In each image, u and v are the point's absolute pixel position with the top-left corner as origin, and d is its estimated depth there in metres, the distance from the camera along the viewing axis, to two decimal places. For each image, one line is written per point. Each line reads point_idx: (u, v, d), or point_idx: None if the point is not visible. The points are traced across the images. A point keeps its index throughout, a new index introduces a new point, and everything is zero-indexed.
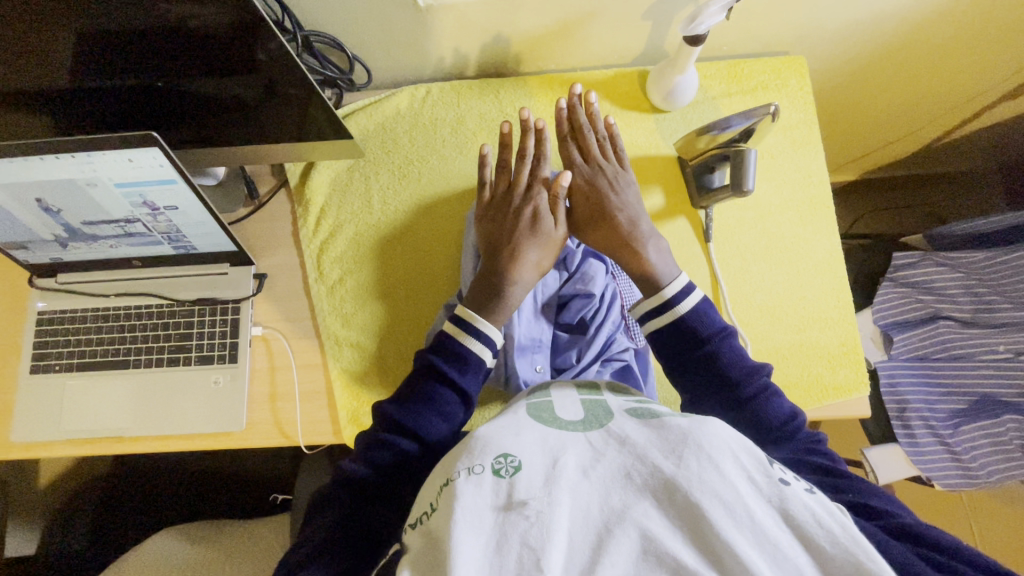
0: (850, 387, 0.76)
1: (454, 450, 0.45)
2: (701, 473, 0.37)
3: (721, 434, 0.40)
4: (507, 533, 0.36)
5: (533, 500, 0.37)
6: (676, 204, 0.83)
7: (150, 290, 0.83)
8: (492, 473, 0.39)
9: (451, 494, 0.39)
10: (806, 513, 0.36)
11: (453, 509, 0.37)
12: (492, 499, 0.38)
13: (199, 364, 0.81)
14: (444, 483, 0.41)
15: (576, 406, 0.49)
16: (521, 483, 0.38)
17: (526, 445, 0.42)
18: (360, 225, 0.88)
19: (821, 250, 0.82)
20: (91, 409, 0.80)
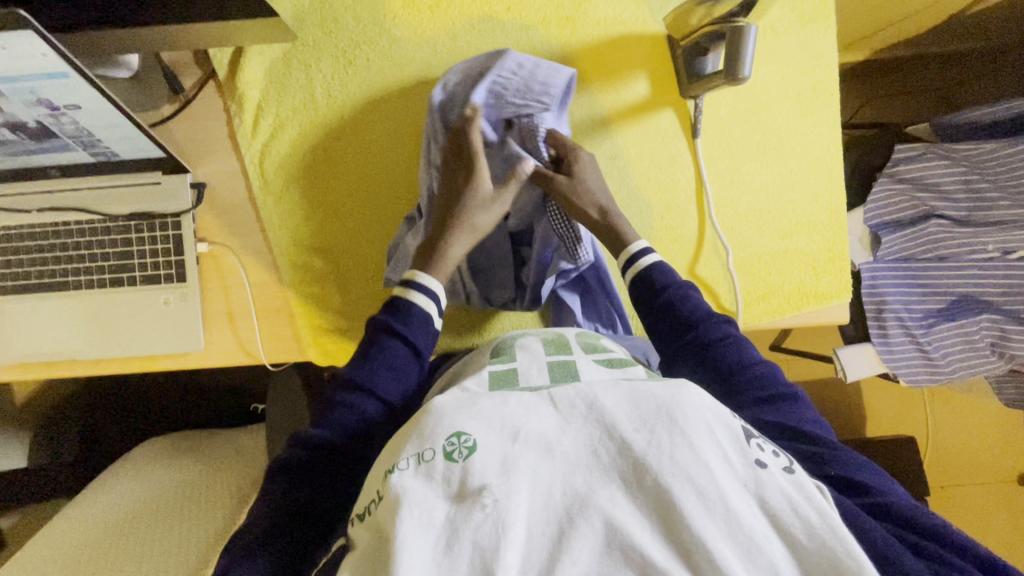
0: (831, 294, 0.73)
1: (402, 428, 0.41)
2: (673, 452, 0.35)
3: (699, 408, 0.38)
4: (463, 527, 0.33)
5: (490, 492, 0.34)
6: (663, 93, 0.74)
7: (77, 204, 0.75)
8: (443, 457, 0.36)
9: (400, 487, 0.35)
10: (778, 496, 0.35)
11: (400, 505, 0.34)
12: (443, 489, 0.35)
13: (146, 284, 0.76)
14: (390, 470, 0.38)
15: (542, 374, 0.49)
16: (476, 468, 0.35)
17: (482, 417, 0.38)
18: (305, 123, 0.78)
19: (820, 145, 0.74)
20: (38, 334, 0.76)
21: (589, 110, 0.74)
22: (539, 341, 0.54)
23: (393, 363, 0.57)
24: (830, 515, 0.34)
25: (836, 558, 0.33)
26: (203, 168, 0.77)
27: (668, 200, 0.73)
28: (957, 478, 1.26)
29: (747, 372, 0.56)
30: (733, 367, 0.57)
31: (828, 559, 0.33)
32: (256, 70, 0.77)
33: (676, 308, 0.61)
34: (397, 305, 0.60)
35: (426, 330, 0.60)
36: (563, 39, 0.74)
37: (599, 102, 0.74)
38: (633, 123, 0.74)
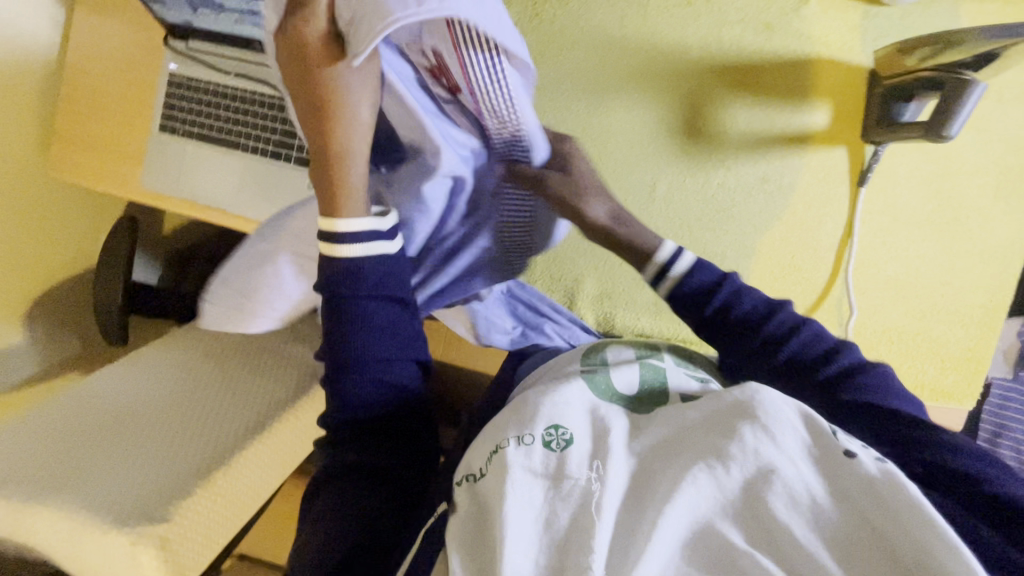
0: (952, 394, 0.66)
1: (497, 419, 0.45)
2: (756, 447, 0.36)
3: (785, 409, 0.37)
4: (563, 507, 0.36)
5: (585, 477, 0.37)
6: (841, 129, 0.69)
7: (265, 79, 0.84)
8: (542, 445, 0.39)
9: (504, 463, 0.38)
10: (858, 483, 0.34)
11: (506, 486, 0.37)
12: (539, 469, 0.38)
13: (298, 164, 0.84)
14: (492, 451, 0.41)
15: (634, 374, 0.50)
16: (574, 458, 0.38)
17: (581, 419, 0.42)
18: None
19: (1004, 234, 0.66)
20: (204, 180, 0.87)
21: (755, 126, 0.71)
22: (631, 350, 0.55)
23: (393, 313, 0.52)
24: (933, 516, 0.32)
25: (933, 538, 0.31)
26: None
27: (806, 241, 0.70)
28: None
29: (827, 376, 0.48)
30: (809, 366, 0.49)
31: (926, 545, 0.31)
32: None
33: (728, 313, 0.52)
34: (363, 270, 0.49)
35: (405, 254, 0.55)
36: (756, 44, 0.70)
37: (769, 121, 0.70)
38: (797, 152, 0.70)
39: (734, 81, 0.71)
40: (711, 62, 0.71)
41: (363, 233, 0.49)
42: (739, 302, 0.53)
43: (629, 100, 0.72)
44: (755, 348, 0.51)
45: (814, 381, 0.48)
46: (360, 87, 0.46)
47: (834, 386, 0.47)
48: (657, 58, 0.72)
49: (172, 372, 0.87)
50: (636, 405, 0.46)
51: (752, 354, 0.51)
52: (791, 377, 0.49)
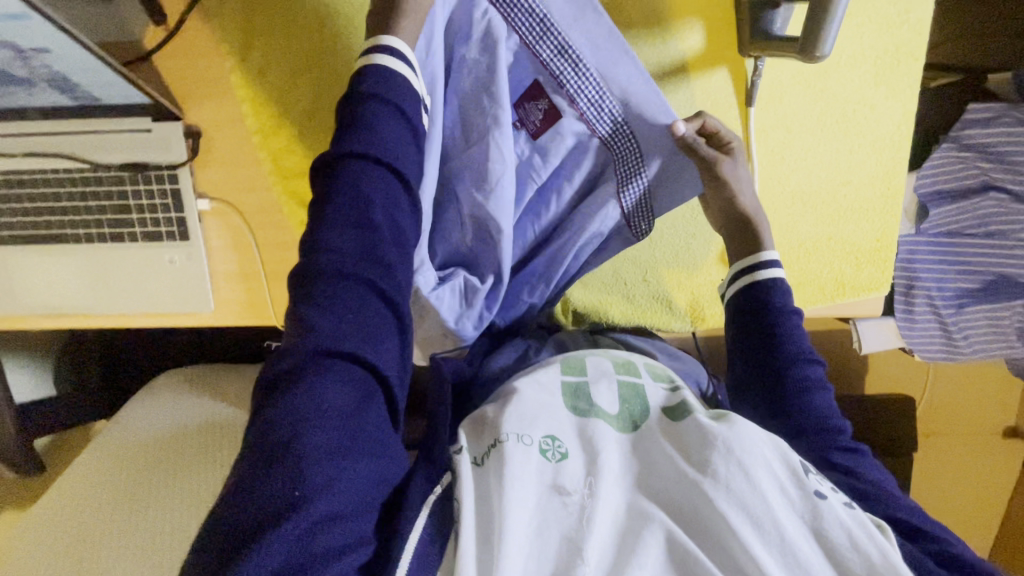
0: (869, 286, 0.69)
1: (489, 418, 0.53)
2: (730, 480, 0.44)
3: (766, 442, 0.47)
4: (559, 514, 0.44)
5: (581, 493, 0.45)
6: (719, 48, 0.64)
7: (61, 152, 0.68)
8: (540, 451, 0.48)
9: (504, 453, 0.47)
10: (837, 524, 0.43)
11: (505, 479, 0.45)
12: (538, 476, 0.47)
13: (147, 240, 0.72)
14: (491, 444, 0.50)
15: (613, 392, 0.56)
16: (566, 471, 0.47)
17: (572, 434, 0.51)
18: (305, 67, 0.68)
19: (891, 119, 0.65)
20: (44, 286, 0.74)
21: None
22: (608, 363, 0.60)
23: (380, 319, 0.49)
24: (887, 552, 0.42)
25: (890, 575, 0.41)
26: (193, 114, 0.69)
27: None
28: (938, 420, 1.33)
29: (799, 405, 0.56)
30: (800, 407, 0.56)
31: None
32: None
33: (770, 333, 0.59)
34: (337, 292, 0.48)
35: (387, 239, 0.51)
36: None
37: (644, 58, 0.64)
38: (678, 85, 0.65)
39: None
40: None
41: (340, 244, 0.49)
42: (770, 295, 0.60)
43: None
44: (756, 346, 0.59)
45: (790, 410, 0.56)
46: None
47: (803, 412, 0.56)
48: None
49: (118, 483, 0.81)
50: (619, 422, 0.53)
51: (756, 358, 0.59)
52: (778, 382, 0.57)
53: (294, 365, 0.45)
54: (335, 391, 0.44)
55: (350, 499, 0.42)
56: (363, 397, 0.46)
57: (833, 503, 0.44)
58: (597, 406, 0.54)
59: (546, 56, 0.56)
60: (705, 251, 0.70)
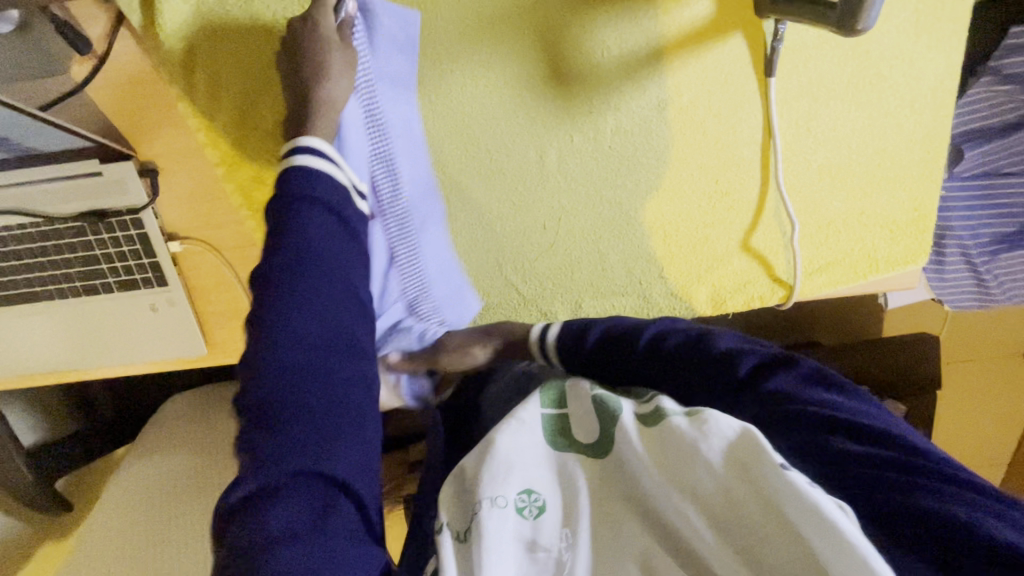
0: (905, 260, 0.63)
1: (461, 478, 0.44)
2: (701, 487, 0.38)
3: (729, 434, 0.39)
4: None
5: (557, 548, 0.40)
6: (732, 11, 0.55)
7: (7, 207, 0.61)
8: (517, 511, 0.41)
9: (482, 529, 0.39)
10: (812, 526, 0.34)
11: (482, 551, 0.38)
12: (517, 534, 0.40)
13: (124, 290, 0.67)
14: (469, 518, 0.41)
15: (591, 418, 0.47)
16: (545, 528, 0.40)
17: (547, 479, 0.43)
18: (260, 82, 0.60)
19: (933, 73, 0.57)
20: (25, 348, 0.69)
21: (629, 44, 0.56)
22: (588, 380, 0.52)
23: (336, 408, 0.39)
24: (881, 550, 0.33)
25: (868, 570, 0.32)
26: (146, 149, 0.62)
27: (727, 157, 0.60)
28: (963, 355, 1.29)
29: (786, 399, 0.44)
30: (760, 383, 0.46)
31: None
32: (175, 11, 0.57)
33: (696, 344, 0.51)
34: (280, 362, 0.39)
35: (315, 315, 0.41)
36: None
37: (644, 32, 0.56)
38: (687, 59, 0.57)
39: None
40: None
41: (295, 320, 0.40)
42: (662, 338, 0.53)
43: (473, 72, 0.57)
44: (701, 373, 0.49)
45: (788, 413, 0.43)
46: (340, 68, 0.49)
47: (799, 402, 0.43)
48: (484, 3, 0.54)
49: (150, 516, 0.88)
50: (592, 449, 0.44)
51: (691, 368, 0.50)
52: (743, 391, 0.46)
53: (245, 490, 0.36)
54: (292, 507, 0.35)
55: None
56: (324, 508, 0.36)
57: (803, 487, 0.35)
58: (575, 438, 0.46)
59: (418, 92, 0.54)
60: (726, 241, 0.63)
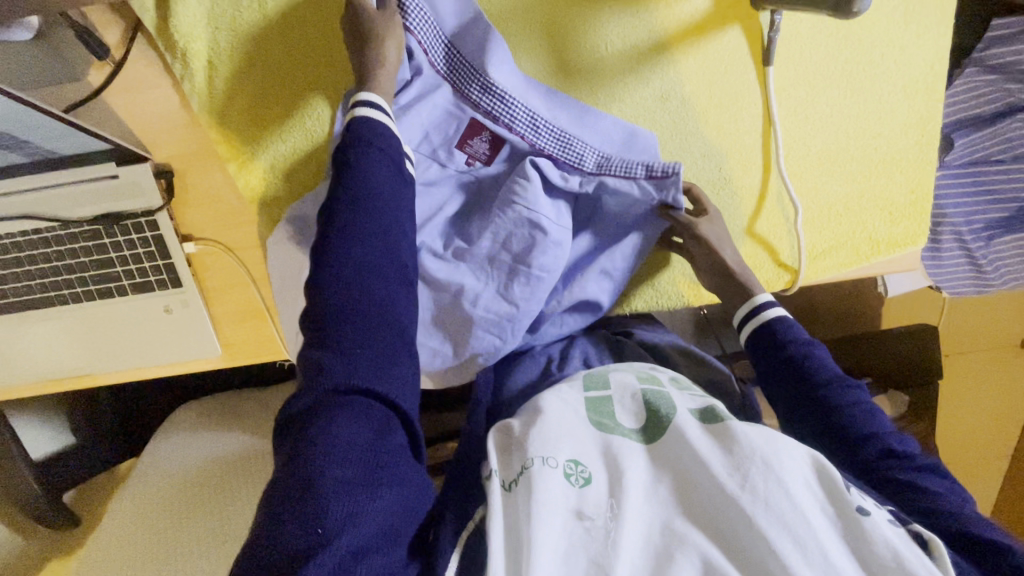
0: (905, 241, 0.65)
1: (511, 443, 0.50)
2: (769, 495, 0.42)
3: (806, 464, 0.45)
4: (582, 541, 0.42)
5: (603, 518, 0.43)
6: (728, 4, 0.58)
7: (22, 211, 0.62)
8: (565, 475, 0.45)
9: (537, 482, 0.43)
10: (879, 544, 0.41)
11: (532, 504, 0.42)
12: (566, 502, 0.44)
13: (138, 291, 0.67)
14: (519, 469, 0.46)
15: (638, 405, 0.52)
16: (590, 497, 0.44)
17: (597, 456, 0.47)
18: (272, 83, 0.62)
19: (922, 59, 0.60)
20: (38, 353, 0.69)
21: (630, 38, 0.59)
22: (632, 375, 0.56)
23: (386, 350, 0.47)
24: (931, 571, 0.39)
25: None
26: (161, 151, 0.63)
27: (729, 145, 0.62)
28: (960, 347, 1.31)
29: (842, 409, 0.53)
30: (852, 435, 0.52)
31: None
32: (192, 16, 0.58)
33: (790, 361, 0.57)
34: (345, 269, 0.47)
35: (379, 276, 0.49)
36: None
37: (645, 26, 0.59)
38: (688, 51, 0.59)
39: None
40: None
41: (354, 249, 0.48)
42: (772, 327, 0.59)
43: None
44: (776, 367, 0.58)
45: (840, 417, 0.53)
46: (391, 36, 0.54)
47: (848, 416, 0.53)
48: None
49: (161, 526, 0.86)
50: (646, 435, 0.50)
51: (791, 381, 0.56)
52: (805, 389, 0.55)
53: (314, 399, 0.43)
54: (353, 424, 0.42)
55: (379, 531, 0.40)
56: (384, 426, 0.44)
57: (876, 521, 0.42)
58: (624, 423, 0.51)
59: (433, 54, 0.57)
60: (731, 227, 0.64)
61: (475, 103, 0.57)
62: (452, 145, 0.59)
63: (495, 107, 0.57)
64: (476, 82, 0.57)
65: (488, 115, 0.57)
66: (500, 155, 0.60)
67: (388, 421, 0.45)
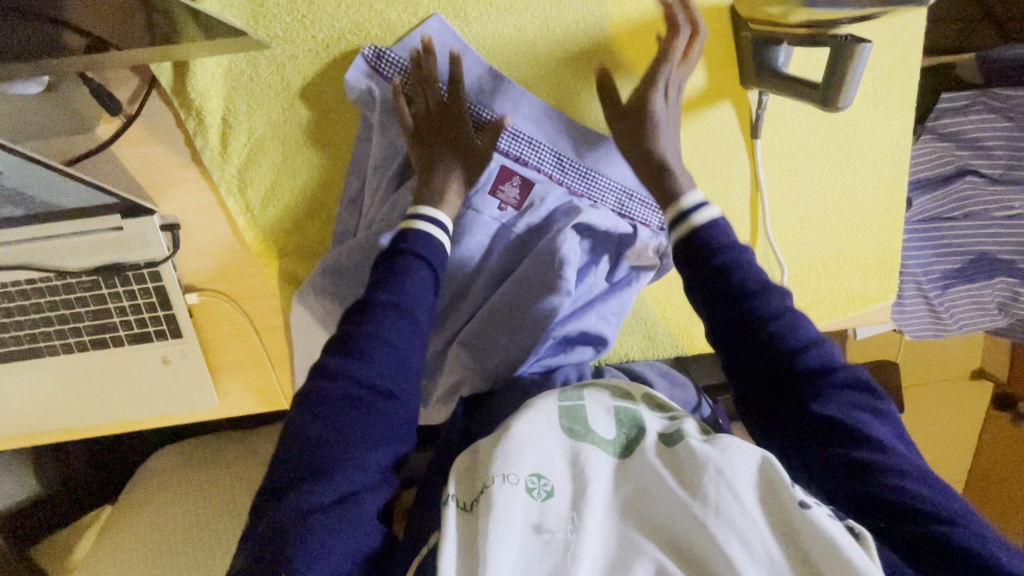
0: (878, 297, 0.71)
1: (478, 457, 0.48)
2: (721, 503, 0.41)
3: (757, 468, 0.43)
4: (540, 557, 0.41)
5: (562, 531, 0.42)
6: (722, 82, 0.63)
7: (20, 261, 0.61)
8: (527, 491, 0.43)
9: (495, 501, 0.42)
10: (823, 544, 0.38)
11: (493, 522, 0.41)
12: (525, 518, 0.42)
13: (135, 342, 0.66)
14: (480, 488, 0.44)
15: (610, 418, 0.50)
16: (552, 510, 0.43)
17: (561, 467, 0.46)
18: (286, 140, 0.62)
19: (889, 137, 0.66)
20: (21, 405, 0.67)
21: None
22: (608, 392, 0.54)
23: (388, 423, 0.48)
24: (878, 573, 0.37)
25: None
26: (168, 204, 0.63)
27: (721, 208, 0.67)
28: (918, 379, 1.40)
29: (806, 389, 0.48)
30: (823, 412, 0.47)
31: None
32: (209, 74, 0.59)
33: (752, 318, 0.50)
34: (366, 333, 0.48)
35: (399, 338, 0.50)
36: (603, 16, 0.61)
37: None
38: (685, 123, 0.64)
39: (593, 66, 0.63)
40: (561, 55, 0.61)
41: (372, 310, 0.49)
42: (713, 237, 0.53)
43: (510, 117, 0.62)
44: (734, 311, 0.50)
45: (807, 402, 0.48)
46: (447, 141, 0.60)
47: (825, 396, 0.48)
48: (505, 67, 0.62)
49: None
50: (618, 449, 0.48)
51: (761, 364, 0.49)
52: (774, 362, 0.49)
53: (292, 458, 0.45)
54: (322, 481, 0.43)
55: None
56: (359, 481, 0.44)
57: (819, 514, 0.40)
58: (596, 433, 0.48)
59: None
60: None
61: (501, 151, 0.62)
62: (485, 192, 0.63)
63: (522, 151, 0.63)
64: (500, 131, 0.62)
65: (516, 161, 0.63)
66: (527, 198, 0.64)
67: (366, 472, 0.45)
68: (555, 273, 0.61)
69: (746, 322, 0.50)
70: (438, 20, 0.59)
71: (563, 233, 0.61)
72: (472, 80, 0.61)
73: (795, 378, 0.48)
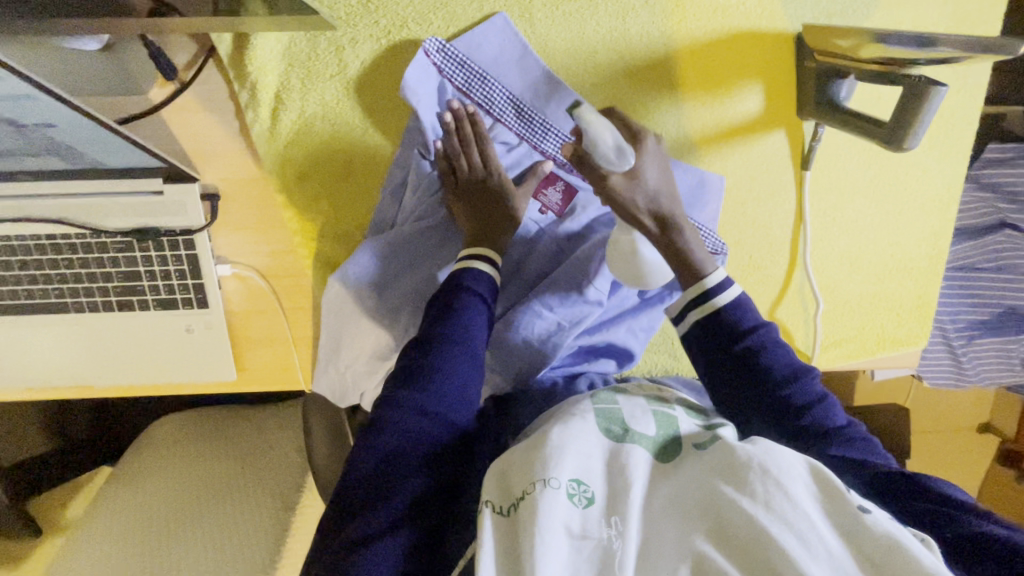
0: (910, 341, 0.70)
1: (514, 459, 0.46)
2: (770, 499, 0.39)
3: (801, 466, 0.42)
4: (583, 562, 0.39)
5: (606, 536, 0.40)
6: (779, 109, 0.62)
7: (59, 214, 0.61)
8: (568, 495, 0.42)
9: (539, 505, 0.40)
10: (877, 541, 0.38)
11: (538, 528, 0.39)
12: (568, 523, 0.41)
13: (161, 308, 0.65)
14: (521, 493, 0.42)
15: (648, 420, 0.50)
16: (595, 517, 0.41)
17: (599, 473, 0.44)
18: (336, 122, 0.62)
19: (941, 182, 0.65)
20: (40, 358, 0.67)
21: (686, 127, 0.63)
22: (640, 397, 0.54)
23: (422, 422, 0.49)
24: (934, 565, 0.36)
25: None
26: (211, 173, 0.62)
27: (763, 236, 0.66)
28: (926, 427, 1.39)
29: (805, 411, 0.52)
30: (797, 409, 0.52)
31: None
32: (267, 48, 0.58)
33: (748, 352, 0.54)
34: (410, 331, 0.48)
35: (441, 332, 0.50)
36: (666, 30, 0.59)
37: (699, 119, 0.63)
38: (737, 146, 0.63)
39: (651, 77, 0.61)
40: (621, 66, 0.61)
41: None
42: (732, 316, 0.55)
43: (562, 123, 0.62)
44: (734, 371, 0.54)
45: (817, 441, 0.51)
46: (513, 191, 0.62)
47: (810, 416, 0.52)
48: (563, 72, 0.61)
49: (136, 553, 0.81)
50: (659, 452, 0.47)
51: (750, 381, 0.53)
52: (755, 376, 0.53)
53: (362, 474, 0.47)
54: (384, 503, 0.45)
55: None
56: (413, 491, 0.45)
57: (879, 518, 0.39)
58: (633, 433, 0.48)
59: (501, 109, 0.62)
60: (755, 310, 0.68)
61: (549, 155, 0.63)
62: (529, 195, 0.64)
63: None
64: (550, 136, 0.62)
65: (563, 167, 0.63)
66: (570, 206, 0.64)
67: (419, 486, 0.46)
68: (588, 279, 0.62)
69: (768, 377, 0.53)
70: (501, 18, 0.58)
71: (600, 242, 0.62)
72: (528, 82, 0.61)
73: (780, 403, 0.53)
